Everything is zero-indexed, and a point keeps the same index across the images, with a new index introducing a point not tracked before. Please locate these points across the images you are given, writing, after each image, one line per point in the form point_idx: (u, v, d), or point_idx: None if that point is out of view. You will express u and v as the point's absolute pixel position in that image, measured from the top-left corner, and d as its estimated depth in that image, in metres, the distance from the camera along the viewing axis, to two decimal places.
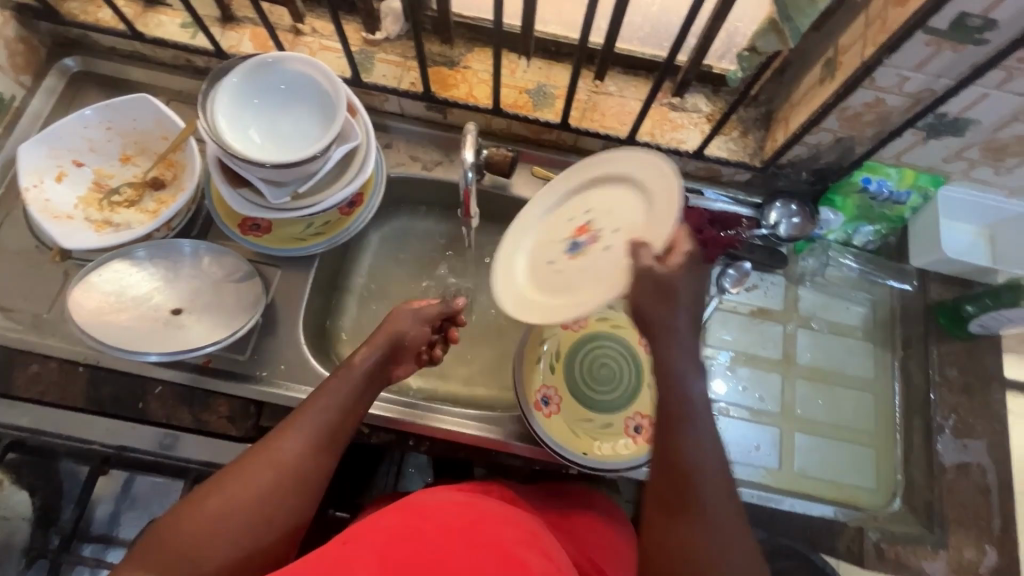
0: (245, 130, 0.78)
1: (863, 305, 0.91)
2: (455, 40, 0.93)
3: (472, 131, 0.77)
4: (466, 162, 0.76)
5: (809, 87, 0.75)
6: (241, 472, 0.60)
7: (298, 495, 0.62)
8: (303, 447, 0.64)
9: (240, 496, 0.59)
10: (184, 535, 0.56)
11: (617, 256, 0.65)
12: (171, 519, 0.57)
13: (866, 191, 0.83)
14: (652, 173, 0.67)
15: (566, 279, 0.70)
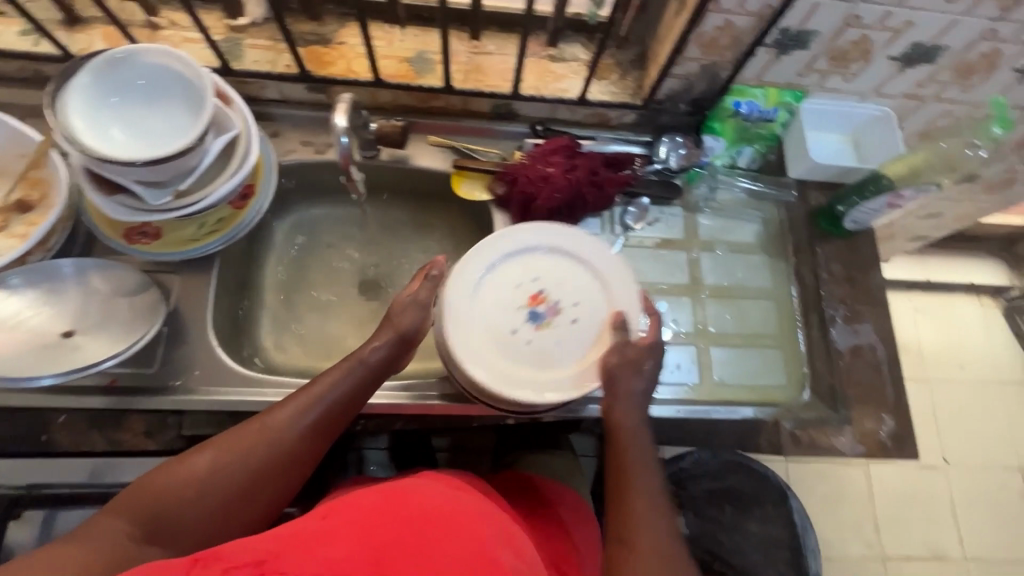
0: (106, 130, 0.71)
1: (755, 222, 0.98)
2: (324, 17, 0.89)
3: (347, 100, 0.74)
4: (339, 127, 0.71)
5: (668, 21, 0.82)
6: (234, 441, 0.62)
7: (282, 474, 0.63)
8: (295, 433, 0.64)
9: (230, 464, 0.61)
10: (172, 489, 0.58)
11: (588, 329, 0.78)
12: (165, 470, 0.59)
13: (739, 114, 0.91)
14: (594, 251, 0.82)
15: (550, 351, 0.77)
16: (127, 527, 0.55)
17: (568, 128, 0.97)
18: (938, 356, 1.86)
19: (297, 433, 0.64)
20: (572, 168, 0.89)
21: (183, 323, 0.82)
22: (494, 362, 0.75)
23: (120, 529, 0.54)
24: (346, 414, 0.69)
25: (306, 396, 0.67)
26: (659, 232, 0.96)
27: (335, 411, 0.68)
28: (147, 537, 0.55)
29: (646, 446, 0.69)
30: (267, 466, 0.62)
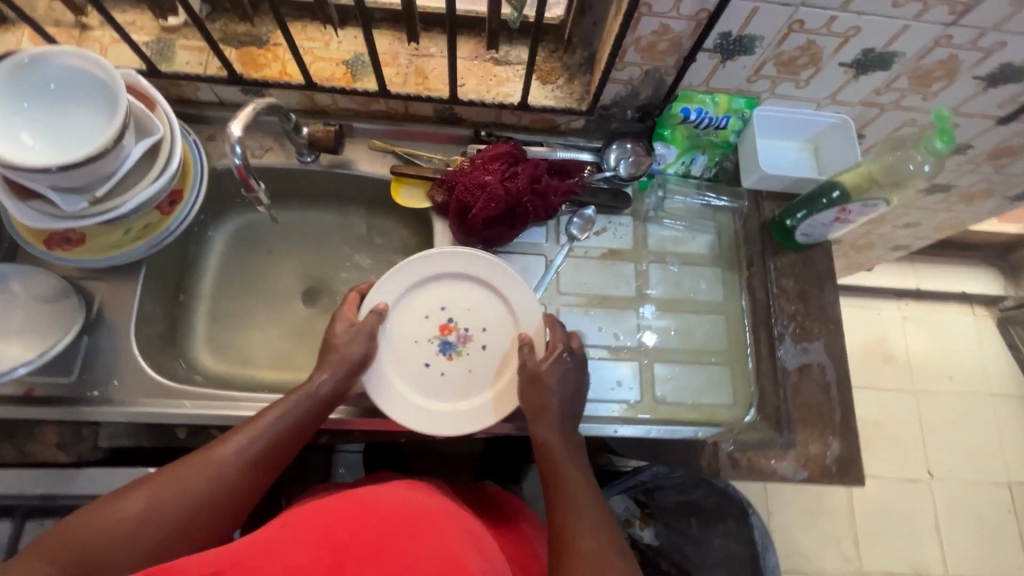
0: (16, 134, 0.69)
1: (708, 233, 0.94)
2: (258, 17, 0.87)
3: (257, 105, 0.74)
4: (234, 133, 0.70)
5: (609, 24, 0.78)
6: (174, 477, 0.59)
7: (226, 510, 0.61)
8: (240, 466, 0.62)
9: (170, 499, 0.58)
10: (103, 532, 0.54)
11: (497, 355, 0.80)
12: (93, 512, 0.55)
13: (689, 121, 0.87)
14: (507, 279, 0.80)
15: (460, 379, 0.79)
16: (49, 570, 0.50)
17: (514, 134, 0.94)
18: (926, 368, 1.80)
19: (243, 467, 0.62)
20: (511, 176, 0.86)
21: (106, 331, 0.80)
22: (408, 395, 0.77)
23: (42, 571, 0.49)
24: (293, 445, 0.68)
25: (250, 429, 0.65)
26: (606, 242, 0.93)
27: (282, 443, 0.66)
28: None
29: (575, 461, 0.69)
30: (207, 501, 0.59)
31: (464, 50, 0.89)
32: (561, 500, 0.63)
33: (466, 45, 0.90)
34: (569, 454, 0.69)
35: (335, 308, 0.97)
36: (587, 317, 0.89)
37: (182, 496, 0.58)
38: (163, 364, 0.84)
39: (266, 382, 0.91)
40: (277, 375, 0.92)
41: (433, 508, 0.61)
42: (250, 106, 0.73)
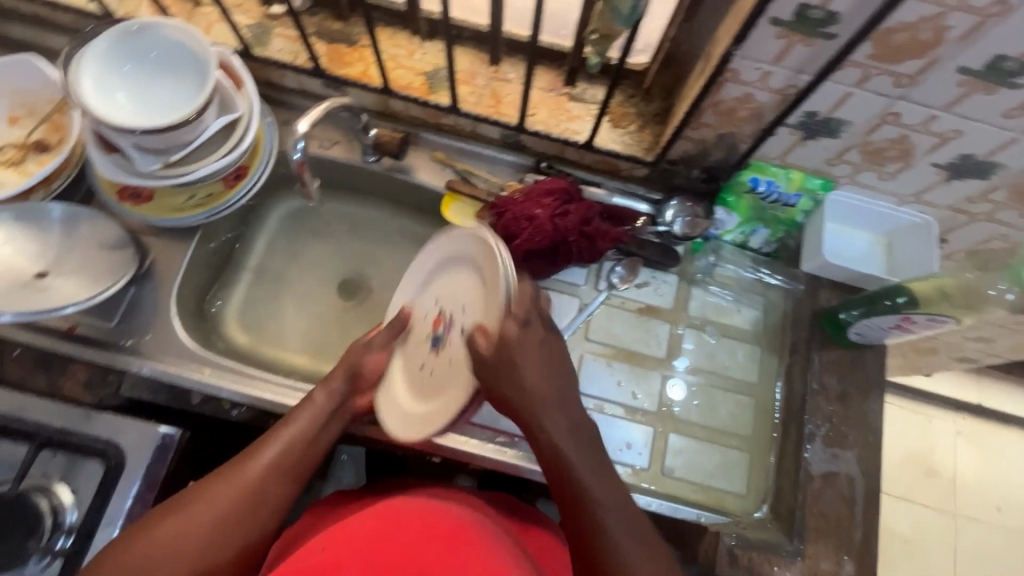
0: (112, 94, 0.74)
1: (755, 308, 0.90)
2: (353, 18, 0.90)
3: (324, 106, 0.78)
4: (298, 132, 0.74)
5: (691, 81, 0.76)
6: (200, 499, 0.61)
7: (255, 521, 0.63)
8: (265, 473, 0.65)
9: (201, 518, 0.60)
10: (147, 551, 0.57)
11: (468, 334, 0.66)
12: (135, 534, 0.59)
13: (756, 192, 0.84)
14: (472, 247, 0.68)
15: (441, 375, 0.68)
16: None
17: (574, 170, 0.93)
18: (973, 493, 1.65)
19: (265, 478, 0.65)
20: (561, 214, 0.85)
21: (152, 287, 0.84)
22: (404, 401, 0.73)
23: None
24: (312, 451, 0.69)
25: (266, 446, 0.67)
26: (644, 297, 0.90)
27: (300, 452, 0.68)
28: None
29: (584, 444, 0.63)
30: (234, 516, 0.62)
31: (541, 80, 0.89)
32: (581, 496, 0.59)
33: (543, 75, 0.89)
34: (577, 445, 0.62)
35: (366, 305, 0.99)
36: (610, 369, 0.86)
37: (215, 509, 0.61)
38: (195, 327, 0.88)
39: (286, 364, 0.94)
40: (298, 359, 0.94)
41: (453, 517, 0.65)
42: (321, 105, 0.77)
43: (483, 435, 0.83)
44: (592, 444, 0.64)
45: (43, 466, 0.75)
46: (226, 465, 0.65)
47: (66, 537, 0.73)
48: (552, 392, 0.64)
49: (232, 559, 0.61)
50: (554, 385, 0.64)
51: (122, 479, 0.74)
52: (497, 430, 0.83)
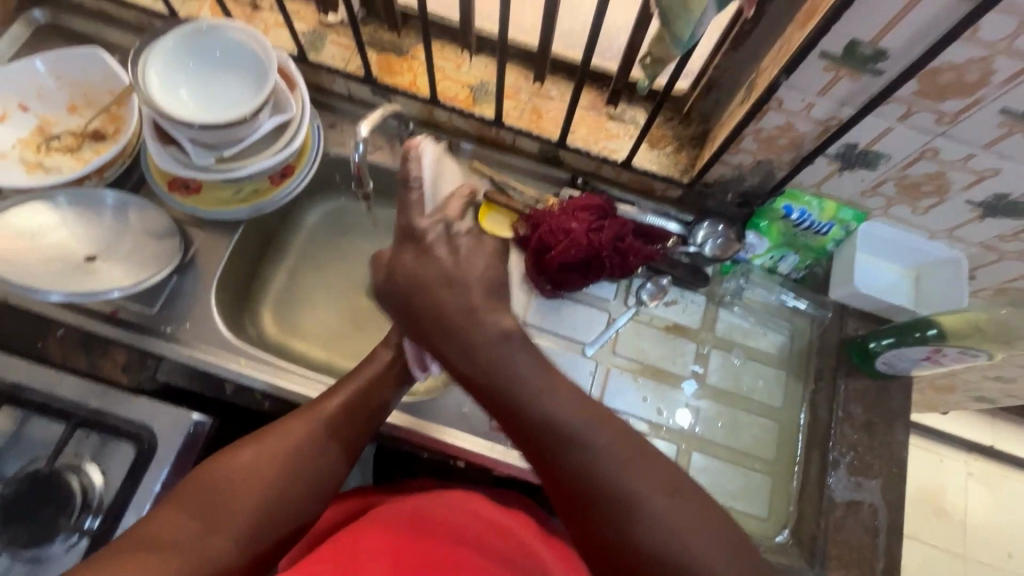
0: (175, 89, 0.77)
1: (781, 333, 0.91)
2: (405, 30, 0.93)
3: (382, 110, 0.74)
4: (358, 133, 0.68)
5: (733, 108, 0.79)
6: (276, 435, 0.66)
7: (325, 462, 0.66)
8: (331, 415, 0.69)
9: (272, 451, 0.64)
10: (222, 479, 0.61)
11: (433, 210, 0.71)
12: (210, 466, 0.62)
13: (789, 219, 0.85)
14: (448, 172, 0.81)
15: None
16: (188, 524, 0.58)
17: (610, 188, 0.95)
18: (984, 537, 1.63)
19: (336, 420, 0.69)
20: (597, 229, 0.87)
21: (194, 276, 0.86)
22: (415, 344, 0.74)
23: (183, 524, 0.57)
24: (378, 404, 0.74)
25: (337, 393, 0.72)
26: (672, 314, 0.91)
27: (368, 402, 0.73)
28: (208, 525, 0.58)
29: (544, 384, 0.57)
30: (306, 453, 0.65)
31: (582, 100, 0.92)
32: (558, 441, 0.55)
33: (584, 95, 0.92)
34: (526, 368, 0.58)
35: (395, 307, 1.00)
36: (636, 384, 0.87)
37: (284, 442, 0.65)
38: (232, 319, 0.90)
39: (316, 360, 0.95)
40: (327, 356, 0.96)
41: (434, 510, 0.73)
42: (378, 109, 0.75)
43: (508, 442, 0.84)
44: (557, 380, 0.58)
45: (77, 446, 0.77)
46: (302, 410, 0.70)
47: (94, 517, 0.74)
48: (488, 324, 0.60)
49: (302, 497, 0.64)
50: (485, 332, 0.60)
51: (153, 463, 0.76)
52: None
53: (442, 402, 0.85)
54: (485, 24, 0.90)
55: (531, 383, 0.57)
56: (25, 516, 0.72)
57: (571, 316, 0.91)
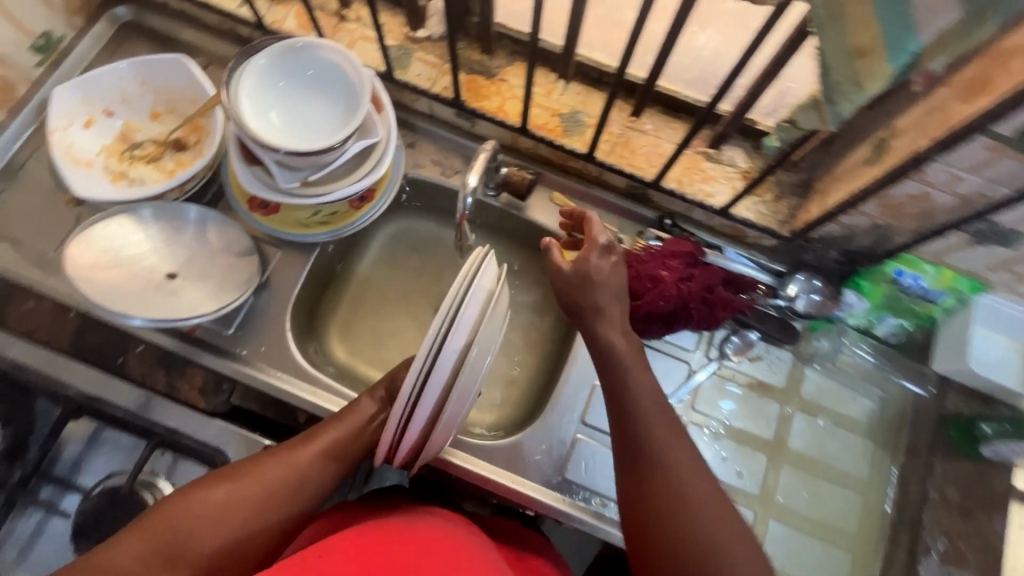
0: (265, 110, 0.75)
1: (871, 400, 0.86)
2: (495, 50, 0.88)
3: (487, 152, 0.78)
4: (467, 187, 0.73)
5: (853, 164, 0.71)
6: (250, 476, 0.62)
7: (296, 506, 0.63)
8: (306, 466, 0.64)
9: (241, 497, 0.60)
10: (184, 519, 0.57)
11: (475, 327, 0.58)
12: (177, 499, 0.59)
13: (897, 283, 0.80)
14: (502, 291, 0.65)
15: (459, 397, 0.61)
16: (145, 558, 0.55)
17: (697, 231, 0.90)
18: None
19: (314, 470, 0.64)
20: (686, 278, 0.82)
21: (269, 296, 0.85)
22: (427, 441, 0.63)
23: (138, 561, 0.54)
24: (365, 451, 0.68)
25: (323, 435, 0.66)
26: (757, 371, 0.87)
27: (349, 451, 0.66)
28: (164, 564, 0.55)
29: (649, 412, 0.65)
30: (278, 497, 0.62)
31: (678, 136, 0.86)
32: (653, 461, 0.62)
33: (682, 131, 0.86)
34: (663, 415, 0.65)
35: None
36: (714, 443, 0.83)
37: (254, 489, 0.61)
38: (304, 342, 0.89)
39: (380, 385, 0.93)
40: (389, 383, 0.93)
41: (413, 529, 0.61)
42: (482, 156, 0.76)
43: (577, 494, 0.80)
44: (659, 415, 0.65)
45: (153, 462, 0.78)
46: (290, 448, 0.65)
47: None
48: (632, 363, 0.68)
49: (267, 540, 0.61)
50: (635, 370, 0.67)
51: None
52: (596, 492, 0.80)
53: (515, 447, 0.81)
54: (583, 50, 0.84)
55: (641, 413, 0.65)
56: (103, 531, 0.73)
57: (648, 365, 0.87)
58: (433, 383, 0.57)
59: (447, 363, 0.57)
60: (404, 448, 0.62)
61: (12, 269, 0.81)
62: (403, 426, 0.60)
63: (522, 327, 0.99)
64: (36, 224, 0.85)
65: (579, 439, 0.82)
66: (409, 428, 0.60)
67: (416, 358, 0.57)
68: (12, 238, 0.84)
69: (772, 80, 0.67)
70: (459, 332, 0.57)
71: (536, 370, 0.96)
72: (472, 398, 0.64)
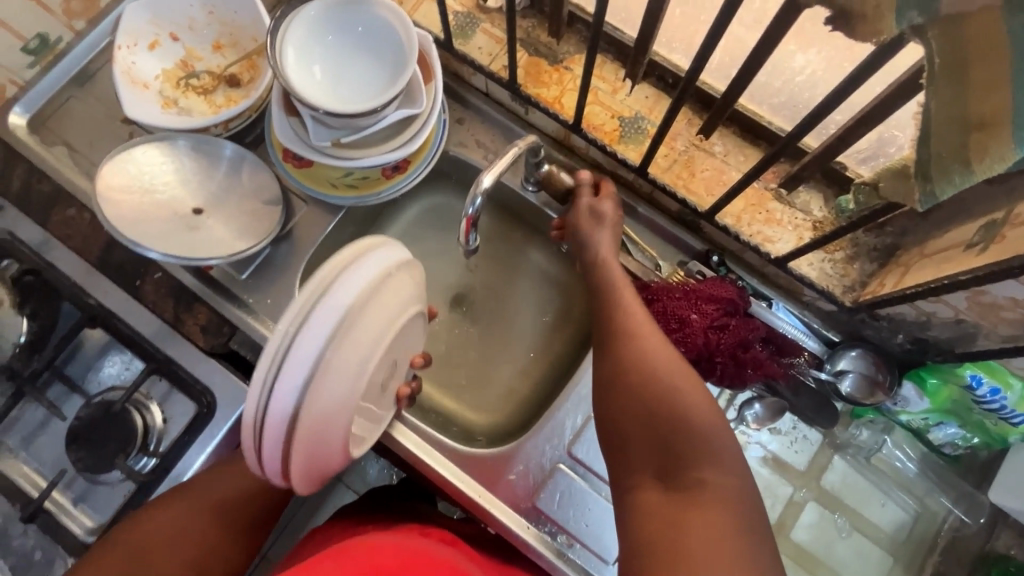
0: (309, 63, 0.72)
1: (902, 509, 0.76)
2: (566, 34, 0.80)
3: (520, 144, 0.68)
4: (480, 186, 0.64)
5: (949, 244, 0.59)
6: (201, 493, 0.73)
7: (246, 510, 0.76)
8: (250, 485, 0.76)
9: (197, 513, 0.72)
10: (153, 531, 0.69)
11: (330, 332, 0.53)
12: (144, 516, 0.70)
13: (971, 391, 0.67)
14: (394, 289, 0.60)
15: (324, 407, 0.57)
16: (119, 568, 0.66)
17: (745, 274, 0.80)
18: None
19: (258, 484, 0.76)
20: (719, 327, 0.73)
21: (289, 249, 0.85)
22: (298, 457, 0.58)
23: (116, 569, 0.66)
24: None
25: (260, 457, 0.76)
26: (775, 445, 0.78)
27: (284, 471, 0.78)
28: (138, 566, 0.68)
29: (629, 294, 0.67)
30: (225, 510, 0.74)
31: (748, 166, 0.76)
32: (622, 331, 0.64)
33: (755, 161, 0.76)
34: (669, 367, 0.59)
35: (472, 325, 0.94)
36: None
37: (207, 505, 0.73)
38: None
39: None
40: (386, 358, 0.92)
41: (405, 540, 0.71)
42: (511, 151, 0.66)
43: (543, 525, 0.76)
44: (631, 297, 0.68)
45: (149, 385, 0.81)
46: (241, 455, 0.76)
47: (147, 459, 0.78)
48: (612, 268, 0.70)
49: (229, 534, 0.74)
50: (645, 335, 0.63)
51: (206, 428, 0.78)
52: (562, 528, 0.75)
53: (493, 462, 0.78)
54: (661, 50, 0.74)
55: (620, 297, 0.68)
56: (91, 442, 0.77)
57: None
58: (277, 402, 0.53)
59: (291, 381, 0.53)
60: (268, 464, 0.56)
61: (62, 175, 0.85)
62: (258, 439, 0.55)
63: (535, 335, 0.93)
64: (93, 135, 0.89)
65: (559, 468, 0.77)
66: (263, 440, 0.55)
67: (256, 376, 0.53)
68: (70, 144, 0.88)
69: (870, 128, 0.56)
70: (299, 357, 0.52)
71: (540, 381, 0.91)
72: (345, 407, 0.60)
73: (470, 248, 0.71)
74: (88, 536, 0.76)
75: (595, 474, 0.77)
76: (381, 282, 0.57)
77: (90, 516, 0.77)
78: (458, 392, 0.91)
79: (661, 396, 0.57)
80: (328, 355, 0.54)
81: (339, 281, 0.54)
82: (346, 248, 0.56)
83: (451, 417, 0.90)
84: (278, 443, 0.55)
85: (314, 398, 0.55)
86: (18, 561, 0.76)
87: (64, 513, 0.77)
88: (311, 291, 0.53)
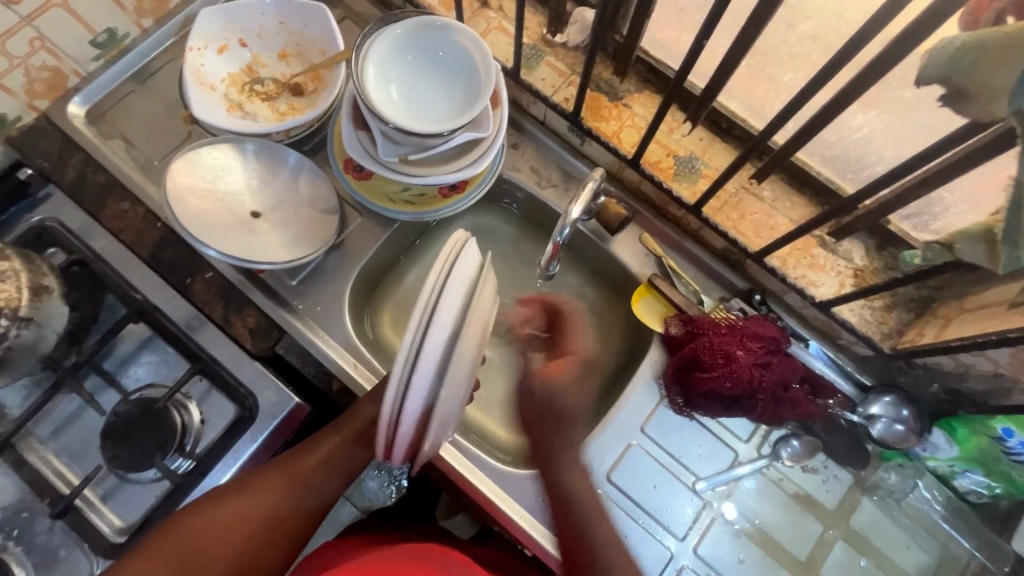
0: (386, 82, 0.74)
1: (928, 554, 0.78)
2: (628, 73, 0.84)
3: (595, 180, 0.74)
4: (568, 218, 0.72)
5: (993, 303, 0.63)
6: (252, 492, 0.68)
7: (297, 512, 0.70)
8: (298, 484, 0.71)
9: (245, 516, 0.67)
10: (190, 539, 0.64)
11: (458, 318, 0.56)
12: (181, 519, 0.65)
13: (1001, 443, 0.69)
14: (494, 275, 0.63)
15: (453, 395, 0.59)
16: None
17: (786, 316, 0.82)
18: None
19: (310, 483, 0.72)
20: (763, 364, 0.76)
21: (339, 258, 0.86)
22: (431, 438, 0.60)
23: None
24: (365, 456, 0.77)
25: (314, 452, 0.73)
26: (806, 483, 0.80)
27: (339, 465, 0.74)
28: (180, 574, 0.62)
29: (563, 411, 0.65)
30: (275, 514, 0.69)
31: (796, 213, 0.79)
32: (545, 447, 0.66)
33: (802, 208, 0.79)
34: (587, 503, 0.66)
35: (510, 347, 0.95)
36: (738, 539, 0.78)
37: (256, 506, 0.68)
38: (361, 311, 0.89)
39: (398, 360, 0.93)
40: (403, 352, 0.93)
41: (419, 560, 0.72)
42: (588, 186, 0.73)
43: None
44: (569, 409, 0.65)
45: (190, 385, 0.80)
46: (294, 453, 0.73)
47: (183, 460, 0.77)
48: None
49: (278, 544, 0.69)
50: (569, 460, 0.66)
51: (249, 430, 0.77)
52: None
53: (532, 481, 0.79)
54: (721, 97, 0.78)
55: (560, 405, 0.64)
56: (127, 440, 0.75)
57: (693, 441, 0.81)
58: (416, 386, 0.55)
59: (428, 367, 0.55)
60: (403, 444, 0.59)
61: (117, 167, 0.86)
62: (395, 422, 0.57)
63: None
64: (151, 130, 0.89)
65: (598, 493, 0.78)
66: (399, 427, 0.57)
67: (395, 365, 0.55)
68: (128, 138, 0.89)
69: (929, 188, 0.60)
70: (433, 344, 0.54)
71: None
72: (464, 395, 0.62)
73: (548, 272, 0.82)
74: (117, 536, 0.74)
75: (634, 504, 0.78)
76: (486, 273, 0.60)
77: (119, 515, 0.76)
78: (492, 409, 0.93)
79: (568, 505, 0.65)
80: (458, 342, 0.56)
81: (456, 272, 0.56)
82: (449, 241, 0.58)
83: (483, 435, 0.90)
84: (414, 425, 0.58)
85: (451, 384, 0.57)
86: (42, 557, 0.74)
87: (93, 510, 0.75)
88: (434, 286, 0.56)
